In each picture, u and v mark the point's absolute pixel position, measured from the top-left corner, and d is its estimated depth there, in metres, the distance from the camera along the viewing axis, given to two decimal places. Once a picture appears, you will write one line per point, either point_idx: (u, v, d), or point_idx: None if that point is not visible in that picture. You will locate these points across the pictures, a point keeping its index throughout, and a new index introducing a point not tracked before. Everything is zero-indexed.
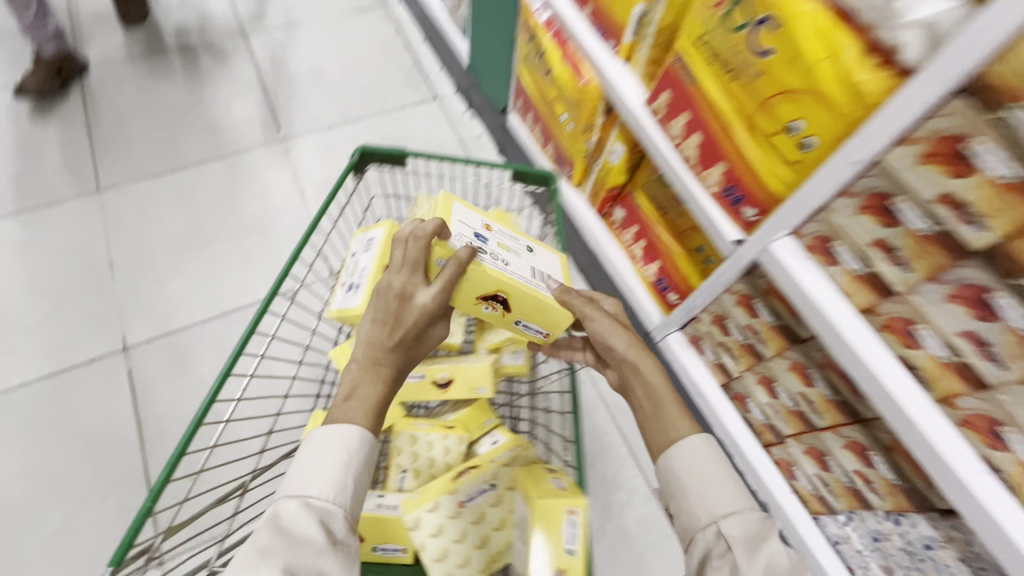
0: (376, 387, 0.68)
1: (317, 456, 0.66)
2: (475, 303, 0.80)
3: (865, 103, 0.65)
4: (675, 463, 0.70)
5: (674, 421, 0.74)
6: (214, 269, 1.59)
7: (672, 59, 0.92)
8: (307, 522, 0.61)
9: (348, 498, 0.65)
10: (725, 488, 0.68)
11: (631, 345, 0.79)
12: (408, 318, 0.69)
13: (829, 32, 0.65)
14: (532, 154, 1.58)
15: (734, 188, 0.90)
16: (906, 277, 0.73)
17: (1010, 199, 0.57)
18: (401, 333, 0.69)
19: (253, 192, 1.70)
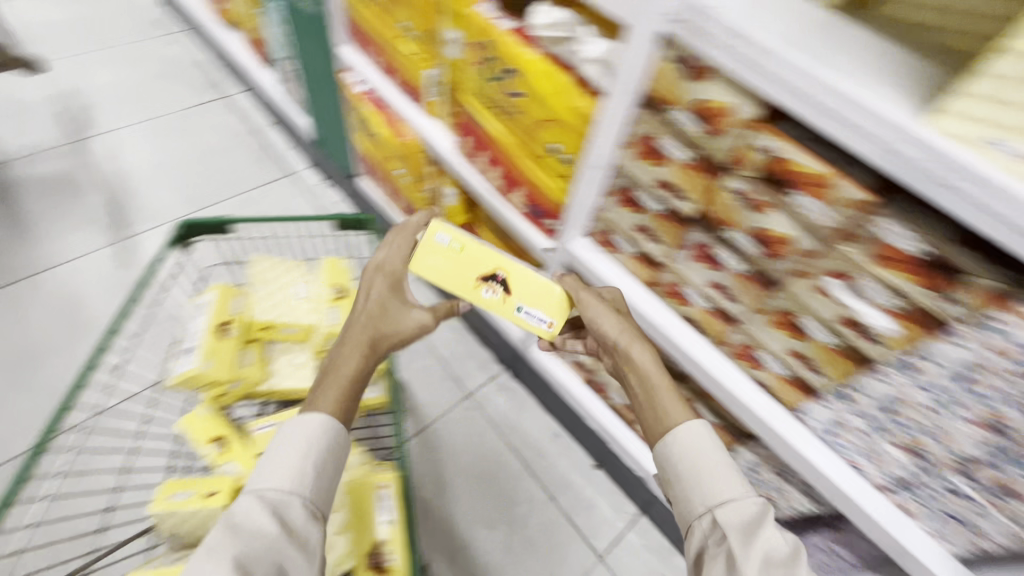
0: (351, 365, 0.76)
1: (284, 443, 0.70)
2: (475, 287, 0.90)
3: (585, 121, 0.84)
4: (674, 446, 0.73)
5: (668, 401, 0.76)
6: (57, 381, 1.47)
7: (463, 110, 1.10)
8: (261, 516, 0.64)
9: (307, 488, 0.69)
10: (720, 475, 0.69)
11: (625, 329, 0.83)
12: (377, 307, 0.82)
13: (551, 73, 0.84)
14: (384, 210, 1.69)
15: (534, 204, 1.07)
16: (663, 249, 0.91)
17: (693, 176, 0.77)
18: (377, 322, 0.80)
19: (99, 292, 1.62)
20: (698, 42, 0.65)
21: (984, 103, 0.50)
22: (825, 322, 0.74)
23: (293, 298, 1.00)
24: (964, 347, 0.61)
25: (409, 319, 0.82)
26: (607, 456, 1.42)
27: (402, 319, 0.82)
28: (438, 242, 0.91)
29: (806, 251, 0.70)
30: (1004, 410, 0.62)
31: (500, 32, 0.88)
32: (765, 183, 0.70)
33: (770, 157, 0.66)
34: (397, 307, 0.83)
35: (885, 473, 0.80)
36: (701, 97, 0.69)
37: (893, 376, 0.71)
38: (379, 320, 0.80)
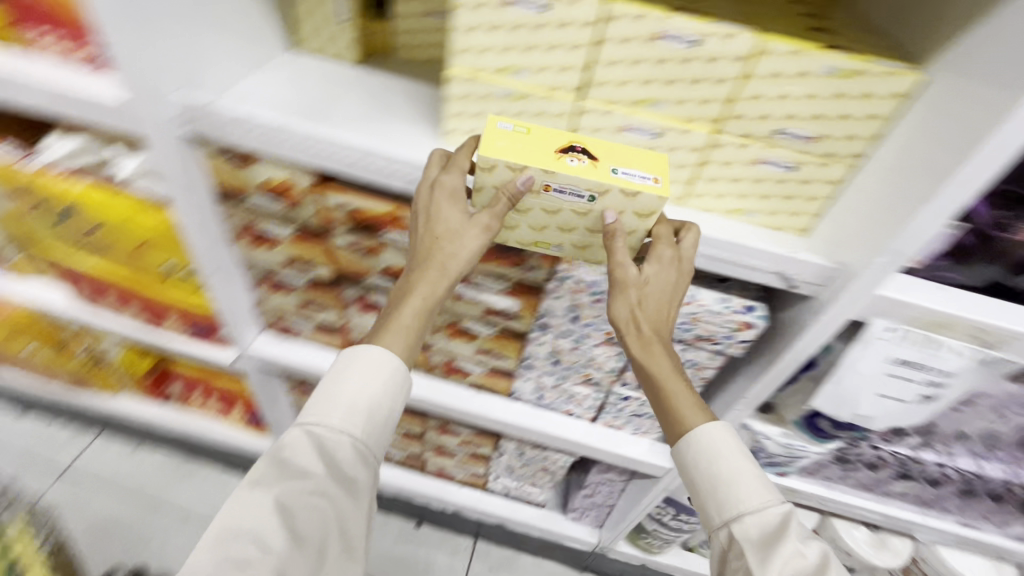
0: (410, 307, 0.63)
1: (331, 374, 0.67)
2: (560, 155, 0.58)
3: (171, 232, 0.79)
4: (686, 443, 0.64)
5: (680, 407, 0.64)
6: None
7: (53, 260, 0.93)
8: (305, 454, 0.63)
9: (360, 424, 0.65)
10: (744, 485, 0.62)
11: (670, 304, 0.61)
12: (436, 228, 0.61)
13: (103, 198, 0.76)
14: (45, 393, 1.35)
15: (191, 323, 0.98)
16: (334, 315, 0.92)
17: (306, 246, 0.79)
18: (428, 246, 0.61)
19: None
20: (220, 134, 0.65)
21: (473, 120, 0.67)
22: (478, 319, 0.84)
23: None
24: (558, 298, 0.75)
25: (464, 250, 0.62)
26: (421, 509, 1.39)
27: (453, 256, 0.62)
28: (502, 129, 0.59)
29: None
30: (608, 328, 0.78)
31: (24, 174, 0.75)
32: (361, 232, 0.75)
33: (347, 211, 0.71)
34: (449, 244, 0.61)
35: (586, 407, 0.94)
36: (261, 179, 0.71)
37: (541, 336, 0.83)
38: (436, 239, 0.61)
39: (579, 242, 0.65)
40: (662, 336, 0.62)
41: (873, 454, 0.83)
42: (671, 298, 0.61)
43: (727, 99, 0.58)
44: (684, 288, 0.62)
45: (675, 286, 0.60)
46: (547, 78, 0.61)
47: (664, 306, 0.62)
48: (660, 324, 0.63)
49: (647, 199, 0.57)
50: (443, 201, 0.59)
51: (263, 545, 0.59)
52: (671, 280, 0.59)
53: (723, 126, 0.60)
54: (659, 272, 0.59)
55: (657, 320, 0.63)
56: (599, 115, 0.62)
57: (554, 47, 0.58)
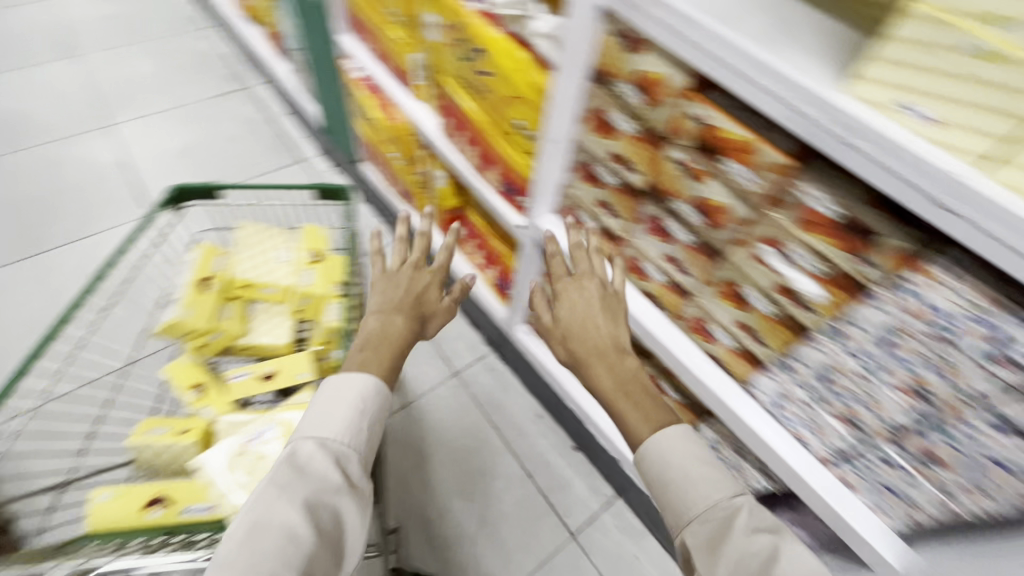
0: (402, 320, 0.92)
1: (328, 407, 0.76)
2: None
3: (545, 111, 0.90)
4: (652, 462, 0.75)
5: (623, 414, 0.83)
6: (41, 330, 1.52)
7: (445, 92, 1.15)
8: (324, 461, 0.70)
9: (361, 442, 0.75)
10: (694, 478, 0.71)
11: (601, 332, 0.92)
12: (400, 294, 0.97)
13: (509, 51, 0.88)
14: (385, 194, 1.75)
15: (510, 182, 1.11)
16: (623, 225, 0.95)
17: (641, 147, 0.81)
18: (378, 308, 0.92)
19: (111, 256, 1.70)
20: (632, 13, 0.68)
21: (894, 68, 0.49)
22: (763, 290, 0.76)
23: (256, 261, 1.02)
24: (879, 311, 0.63)
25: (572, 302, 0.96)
26: (584, 437, 1.45)
27: (406, 316, 0.92)
28: None
29: (741, 219, 0.73)
30: (923, 375, 0.63)
31: (468, 13, 0.93)
32: (703, 152, 0.72)
33: (700, 125, 0.70)
34: (417, 297, 0.99)
35: (825, 444, 0.81)
36: (639, 69, 0.73)
37: (826, 344, 0.71)
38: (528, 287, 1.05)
39: None
40: (598, 355, 0.90)
41: None
42: (590, 328, 0.92)
43: None
44: (602, 311, 0.93)
45: (592, 298, 0.94)
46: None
47: (593, 323, 0.93)
48: (595, 337, 0.91)
49: None
50: (416, 275, 1.02)
51: (294, 538, 0.63)
52: (585, 313, 0.94)
53: None
54: (573, 309, 0.95)
55: (596, 347, 0.91)
56: None
57: None
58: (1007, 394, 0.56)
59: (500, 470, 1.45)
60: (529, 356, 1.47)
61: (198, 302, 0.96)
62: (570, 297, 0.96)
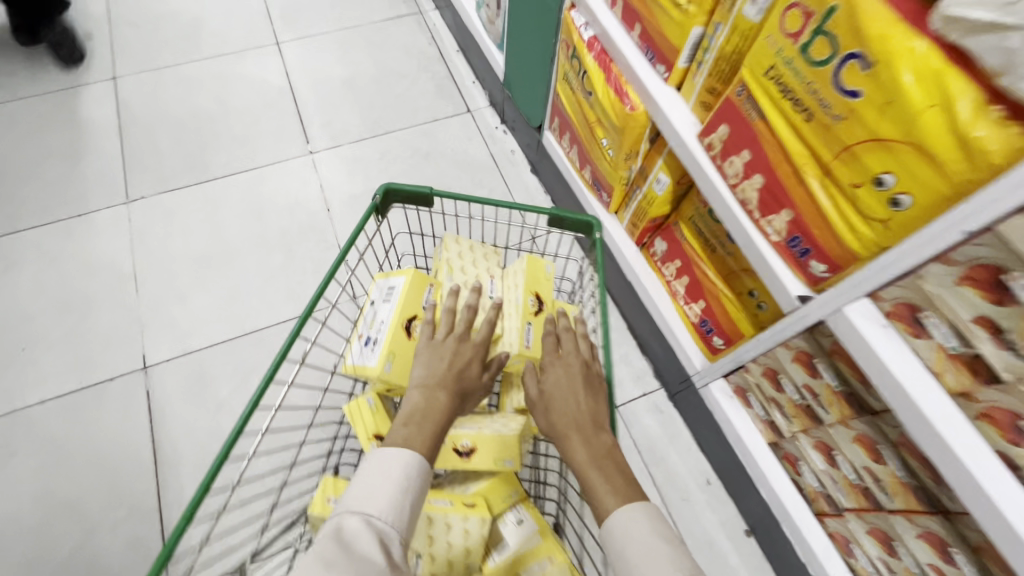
0: (442, 401, 0.67)
1: (375, 479, 0.58)
2: None
3: (966, 182, 0.55)
4: (609, 535, 0.61)
5: (594, 488, 0.65)
6: (204, 268, 1.48)
7: (733, 90, 0.81)
8: (370, 542, 0.53)
9: (408, 525, 0.58)
10: (653, 556, 0.58)
11: (581, 404, 0.73)
12: (449, 367, 0.70)
13: (942, 77, 0.54)
14: (568, 177, 1.47)
15: (801, 240, 0.79)
16: (1016, 364, 0.62)
17: None
18: (430, 378, 0.69)
19: (272, 194, 1.61)
20: None
21: None
22: None
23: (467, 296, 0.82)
24: None
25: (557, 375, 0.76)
26: (768, 529, 1.19)
27: (453, 393, 0.69)
28: None
29: None
30: None
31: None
32: None
33: None
34: (461, 372, 0.71)
35: None
36: None
37: None
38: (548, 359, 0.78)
39: None
40: (577, 427, 0.71)
41: None
42: (571, 394, 0.74)
43: None
44: (584, 386, 0.75)
45: (575, 374, 0.76)
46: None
47: (568, 398, 0.74)
48: (574, 409, 0.73)
49: None
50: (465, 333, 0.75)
51: None
52: (569, 379, 0.76)
53: None
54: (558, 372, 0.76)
55: (570, 416, 0.72)
56: None
57: None
58: None
59: None
60: (720, 418, 1.20)
61: (400, 339, 0.73)
62: (547, 368, 0.77)
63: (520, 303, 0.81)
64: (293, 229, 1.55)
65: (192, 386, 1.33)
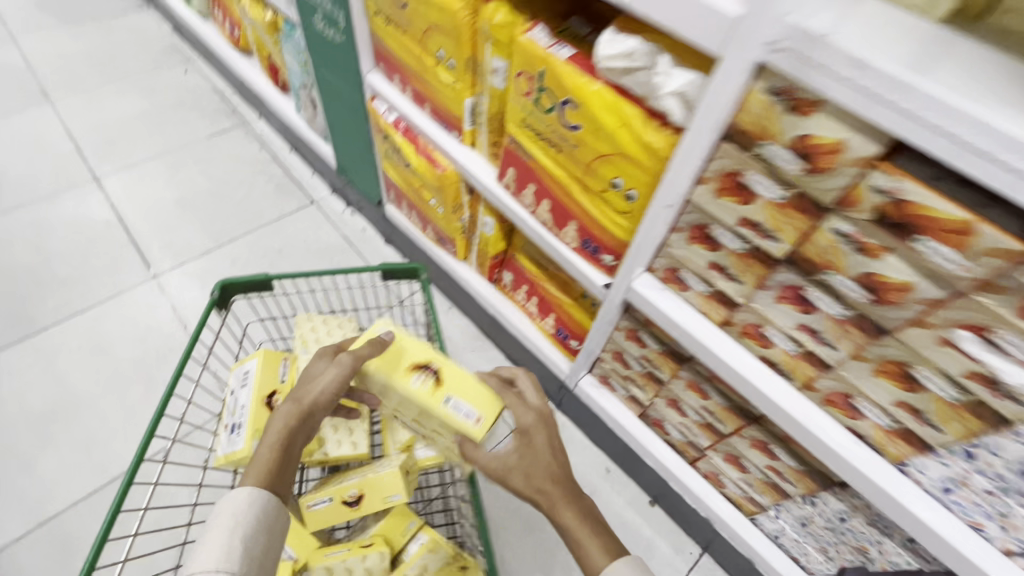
0: (285, 426, 0.71)
1: (222, 530, 0.63)
2: None
3: (656, 173, 0.78)
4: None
5: (582, 546, 0.69)
6: (51, 424, 1.35)
7: (508, 140, 1.02)
8: None
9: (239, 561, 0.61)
10: None
11: (552, 451, 0.76)
12: (319, 386, 0.74)
13: (617, 105, 0.76)
14: (416, 239, 1.62)
15: (588, 241, 0.99)
16: (741, 290, 0.84)
17: (788, 214, 0.69)
18: (296, 395, 0.74)
19: (117, 328, 1.53)
20: (802, 71, 0.56)
21: None
22: (944, 374, 0.66)
23: None
24: None
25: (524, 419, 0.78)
26: (665, 492, 1.35)
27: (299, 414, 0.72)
28: None
29: (927, 299, 0.62)
30: None
31: (557, 62, 0.80)
32: (880, 226, 0.61)
33: (888, 199, 0.58)
34: (317, 390, 0.74)
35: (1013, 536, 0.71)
36: (802, 132, 0.61)
37: None
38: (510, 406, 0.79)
39: None
40: (563, 490, 0.73)
41: None
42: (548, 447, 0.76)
43: None
44: (552, 437, 0.77)
45: (539, 424, 0.78)
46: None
47: (545, 451, 0.76)
48: (548, 460, 0.75)
49: None
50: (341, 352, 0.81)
51: None
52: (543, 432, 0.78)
53: None
54: (535, 427, 0.78)
55: (545, 471, 0.74)
56: None
57: None
58: None
59: None
60: (596, 409, 1.36)
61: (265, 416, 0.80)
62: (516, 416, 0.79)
63: (416, 394, 0.79)
64: (148, 356, 1.48)
65: (57, 555, 1.18)
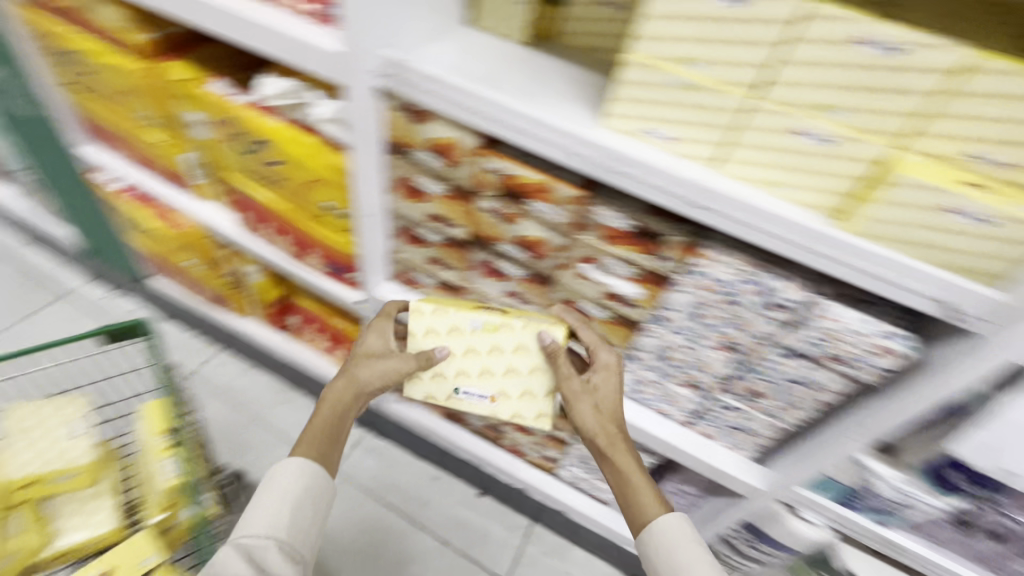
0: (323, 411, 0.83)
1: (284, 486, 0.74)
2: (960, 185, 0.56)
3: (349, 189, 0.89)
4: (654, 531, 0.73)
5: (636, 491, 0.76)
6: None
7: (231, 185, 1.06)
8: (234, 562, 0.65)
9: (283, 531, 0.71)
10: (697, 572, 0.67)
11: (612, 394, 0.82)
12: (375, 368, 0.87)
13: (296, 136, 0.86)
14: (192, 306, 1.55)
15: (330, 263, 1.07)
16: (458, 275, 0.98)
17: (454, 203, 0.84)
18: (351, 370, 0.87)
19: None
20: (405, 89, 0.72)
21: (632, 105, 0.69)
22: (594, 300, 0.86)
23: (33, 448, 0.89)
24: (683, 292, 0.74)
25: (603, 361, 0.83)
26: (486, 479, 1.45)
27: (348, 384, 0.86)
28: (913, 161, 0.57)
29: (558, 246, 0.81)
30: (729, 332, 0.77)
31: (238, 107, 0.88)
32: (508, 198, 0.79)
33: (500, 175, 0.76)
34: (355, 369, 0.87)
35: (682, 409, 0.94)
36: (431, 136, 0.77)
37: (656, 330, 0.83)
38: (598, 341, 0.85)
39: (970, 268, 0.58)
40: (619, 437, 0.80)
41: (1005, 523, 0.75)
42: (617, 395, 0.82)
43: (916, 113, 0.55)
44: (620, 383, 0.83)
45: (609, 365, 0.83)
46: (732, 30, 0.58)
47: (611, 397, 0.82)
48: (612, 406, 0.82)
49: (1011, 250, 0.55)
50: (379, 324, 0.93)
51: None
52: (614, 383, 0.83)
53: (907, 142, 0.57)
54: (607, 377, 0.83)
55: (603, 416, 0.81)
56: (771, 115, 0.62)
57: (733, 41, 0.59)
58: (784, 330, 0.72)
59: (414, 549, 1.38)
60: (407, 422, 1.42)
61: None
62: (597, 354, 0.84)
63: (482, 323, 0.88)
64: None
65: None
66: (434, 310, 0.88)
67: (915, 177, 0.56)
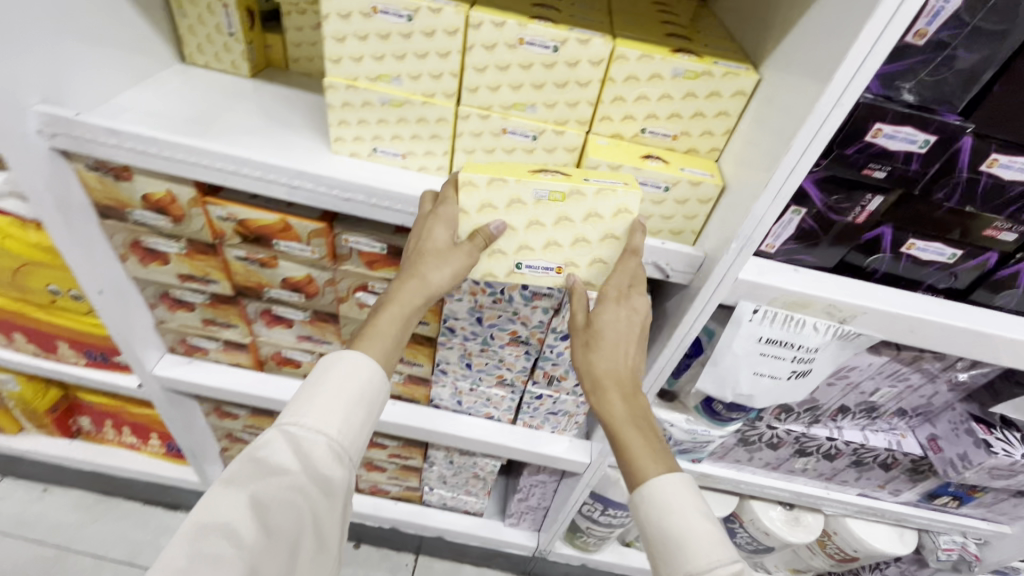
0: (394, 309, 0.60)
1: (342, 386, 0.57)
2: (643, 161, 0.61)
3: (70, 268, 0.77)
4: (642, 491, 0.55)
5: (632, 454, 0.57)
6: None
7: None
8: (284, 452, 0.54)
9: (349, 435, 0.57)
10: (702, 550, 0.50)
11: (635, 332, 0.61)
12: (436, 262, 0.59)
13: None
14: None
15: (90, 351, 0.92)
16: (241, 332, 0.89)
17: (200, 259, 0.77)
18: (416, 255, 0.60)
19: None
20: (86, 147, 0.63)
21: (350, 128, 0.66)
22: None
23: None
24: (459, 300, 0.76)
25: (622, 310, 0.60)
26: (357, 528, 1.36)
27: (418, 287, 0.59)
28: (601, 144, 0.63)
29: (326, 281, 0.78)
30: (511, 327, 0.79)
31: None
32: (253, 243, 0.74)
33: (234, 222, 0.70)
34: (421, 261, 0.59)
35: (504, 409, 0.95)
36: (142, 193, 0.69)
37: (450, 341, 0.84)
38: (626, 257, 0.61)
39: (675, 230, 0.65)
40: (620, 384, 0.59)
41: (772, 432, 0.87)
42: (624, 339, 0.60)
43: (593, 101, 0.61)
44: (639, 333, 0.61)
45: (632, 310, 0.60)
46: (417, 43, 0.59)
47: (620, 340, 0.60)
48: (622, 364, 0.60)
49: (693, 208, 0.63)
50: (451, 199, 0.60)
51: (236, 542, 0.50)
52: (622, 323, 0.60)
53: (593, 127, 0.63)
54: (617, 313, 0.60)
55: (612, 365, 0.60)
56: (478, 120, 0.63)
57: (425, 54, 0.60)
58: (552, 315, 0.76)
59: None
60: None
61: None
62: (611, 289, 0.61)
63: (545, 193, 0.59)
64: None
65: None
66: (489, 181, 0.59)
67: (604, 160, 0.61)
